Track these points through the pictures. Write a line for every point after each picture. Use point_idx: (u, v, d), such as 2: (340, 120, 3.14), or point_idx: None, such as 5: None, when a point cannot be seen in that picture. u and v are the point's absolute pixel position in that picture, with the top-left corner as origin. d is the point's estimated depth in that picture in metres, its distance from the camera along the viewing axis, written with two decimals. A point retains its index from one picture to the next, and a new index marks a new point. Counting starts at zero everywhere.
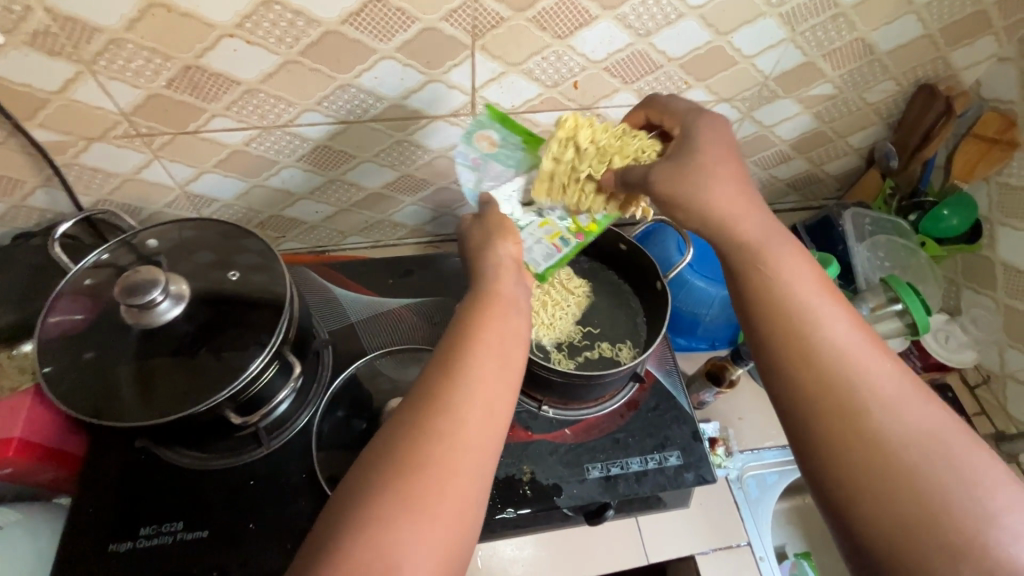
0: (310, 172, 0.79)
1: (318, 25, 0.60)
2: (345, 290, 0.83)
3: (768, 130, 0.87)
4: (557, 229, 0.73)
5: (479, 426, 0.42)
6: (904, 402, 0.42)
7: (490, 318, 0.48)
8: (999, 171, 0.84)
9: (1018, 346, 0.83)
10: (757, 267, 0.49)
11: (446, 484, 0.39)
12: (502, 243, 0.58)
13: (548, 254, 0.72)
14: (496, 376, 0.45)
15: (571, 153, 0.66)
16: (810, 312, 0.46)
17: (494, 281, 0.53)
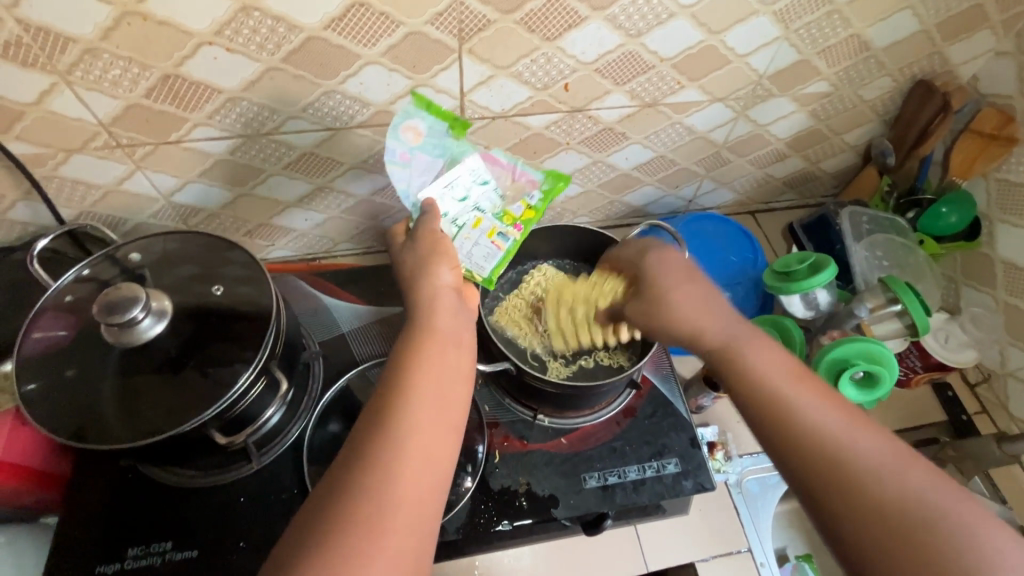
0: (297, 180, 0.77)
1: (300, 31, 0.58)
2: (336, 299, 0.81)
3: (762, 129, 0.86)
4: (493, 225, 0.71)
5: (412, 483, 0.41)
6: (908, 478, 0.41)
7: (426, 362, 0.47)
8: (997, 167, 0.83)
9: (1019, 344, 0.82)
10: (733, 363, 0.50)
11: (380, 549, 0.38)
12: (438, 270, 0.56)
13: (490, 255, 0.70)
14: (429, 427, 0.44)
15: (552, 316, 0.73)
16: (789, 399, 0.46)
17: (430, 318, 0.52)
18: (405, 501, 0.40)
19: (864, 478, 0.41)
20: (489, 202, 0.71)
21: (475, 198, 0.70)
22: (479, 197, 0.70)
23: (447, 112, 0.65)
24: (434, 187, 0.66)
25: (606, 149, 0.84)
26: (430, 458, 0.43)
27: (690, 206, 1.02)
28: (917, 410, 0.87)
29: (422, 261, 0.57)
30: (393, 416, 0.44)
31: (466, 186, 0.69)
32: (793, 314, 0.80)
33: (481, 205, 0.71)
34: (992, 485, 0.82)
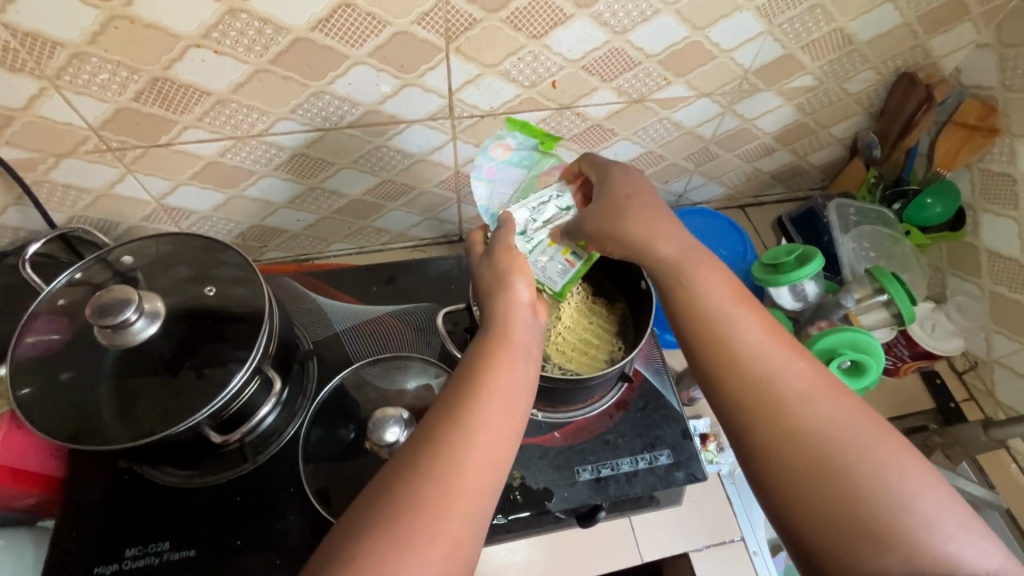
0: (288, 181, 0.78)
1: (288, 32, 0.58)
2: (330, 299, 0.82)
3: (749, 123, 0.87)
4: (572, 242, 0.67)
5: (473, 477, 0.42)
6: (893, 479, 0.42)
7: (498, 367, 0.47)
8: (980, 157, 0.84)
9: (1005, 332, 0.83)
10: (713, 325, 0.50)
11: (436, 533, 0.39)
12: (514, 286, 0.54)
13: (563, 271, 0.67)
14: (496, 428, 0.44)
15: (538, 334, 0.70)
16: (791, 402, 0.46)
17: (505, 323, 0.51)
18: (463, 494, 0.41)
19: (825, 458, 0.43)
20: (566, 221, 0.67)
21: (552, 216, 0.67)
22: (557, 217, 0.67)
23: (539, 129, 0.67)
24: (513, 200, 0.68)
25: (596, 146, 0.85)
26: (492, 461, 0.43)
27: (680, 201, 1.03)
28: (906, 399, 0.88)
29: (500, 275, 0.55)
30: (461, 411, 0.44)
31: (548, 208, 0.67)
32: (782, 305, 0.81)
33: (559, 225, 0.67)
34: (979, 471, 0.83)
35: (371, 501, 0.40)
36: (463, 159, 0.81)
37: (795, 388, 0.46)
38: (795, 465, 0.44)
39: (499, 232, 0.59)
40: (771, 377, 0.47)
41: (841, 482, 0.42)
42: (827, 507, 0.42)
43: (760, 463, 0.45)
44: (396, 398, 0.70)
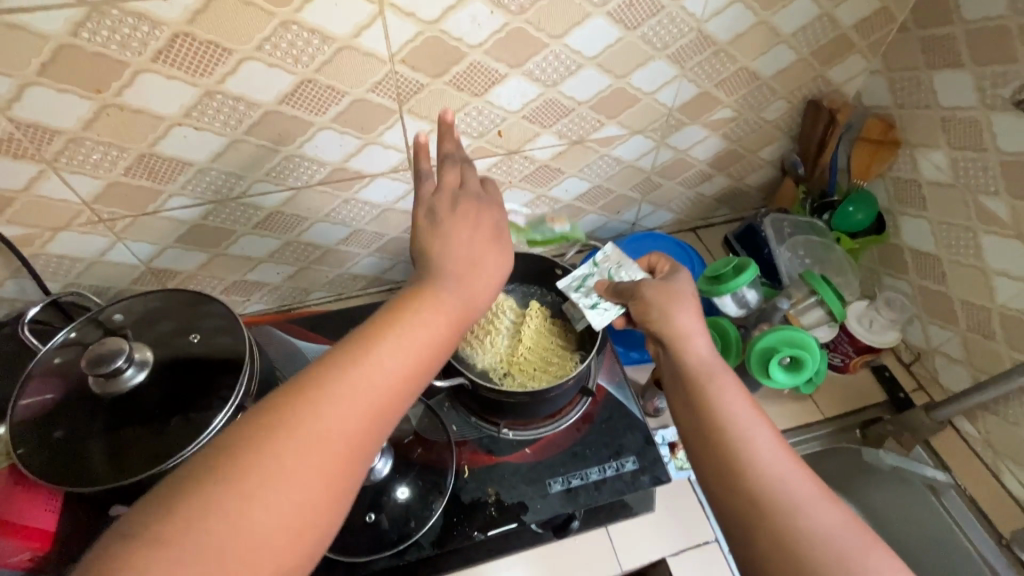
0: (267, 238, 0.85)
1: (258, 107, 0.67)
2: (309, 343, 0.87)
3: (683, 153, 0.97)
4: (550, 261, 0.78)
5: (352, 423, 0.44)
6: (815, 503, 0.47)
7: (410, 324, 0.50)
8: (890, 167, 0.94)
9: (937, 322, 0.90)
10: (693, 378, 0.57)
11: (295, 463, 0.41)
12: (478, 261, 0.58)
13: None
14: (391, 380, 0.47)
15: (492, 359, 0.76)
16: (743, 433, 0.51)
17: (449, 272, 0.56)
18: (354, 426, 0.44)
19: (773, 493, 0.47)
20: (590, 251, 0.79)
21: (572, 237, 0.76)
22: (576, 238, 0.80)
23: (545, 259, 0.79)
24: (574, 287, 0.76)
25: (547, 184, 0.94)
26: (385, 404, 0.46)
27: (635, 228, 1.11)
28: (859, 393, 0.94)
29: (466, 237, 0.59)
30: (382, 342, 0.48)
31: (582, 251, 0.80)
32: (728, 313, 0.86)
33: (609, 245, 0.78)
34: (934, 455, 0.87)
35: (264, 421, 0.42)
36: None
37: (742, 421, 0.52)
38: (734, 488, 0.49)
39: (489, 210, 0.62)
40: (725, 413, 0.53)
41: (767, 517, 0.47)
42: (758, 522, 0.47)
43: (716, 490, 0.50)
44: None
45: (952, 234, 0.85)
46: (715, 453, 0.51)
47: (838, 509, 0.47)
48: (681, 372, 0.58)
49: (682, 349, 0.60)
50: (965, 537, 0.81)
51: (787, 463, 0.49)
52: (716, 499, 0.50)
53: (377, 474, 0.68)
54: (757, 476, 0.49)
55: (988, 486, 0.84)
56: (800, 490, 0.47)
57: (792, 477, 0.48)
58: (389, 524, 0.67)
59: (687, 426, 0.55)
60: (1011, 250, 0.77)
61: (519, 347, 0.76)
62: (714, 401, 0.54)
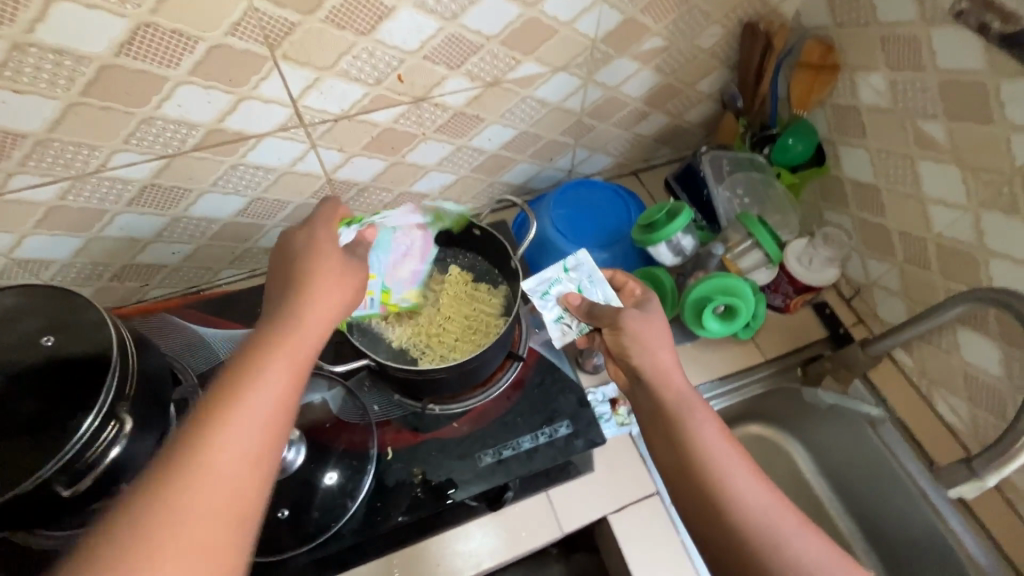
0: (148, 215, 0.75)
1: (90, 61, 0.56)
2: (213, 329, 0.79)
3: (614, 90, 0.89)
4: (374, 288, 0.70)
5: (240, 467, 0.42)
6: (797, 537, 0.50)
7: (268, 362, 0.46)
8: (830, 95, 0.87)
9: (877, 255, 0.88)
10: (675, 422, 0.56)
11: (189, 530, 0.38)
12: (328, 285, 0.54)
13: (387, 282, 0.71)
14: (269, 412, 0.44)
15: (410, 337, 0.70)
16: (728, 475, 0.52)
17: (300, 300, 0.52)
18: (244, 472, 0.42)
19: (758, 535, 0.50)
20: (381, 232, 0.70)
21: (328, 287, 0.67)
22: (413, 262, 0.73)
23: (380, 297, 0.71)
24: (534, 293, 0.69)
25: (466, 134, 0.85)
26: (269, 439, 0.44)
27: (571, 175, 1.04)
28: (800, 332, 0.93)
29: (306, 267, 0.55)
30: (243, 385, 0.44)
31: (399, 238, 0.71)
32: (664, 262, 0.81)
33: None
34: (873, 389, 0.87)
35: (136, 506, 0.38)
36: (332, 166, 0.80)
37: (725, 460, 0.53)
38: (721, 533, 0.52)
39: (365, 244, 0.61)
40: (707, 457, 0.53)
41: (756, 561, 0.49)
42: (748, 564, 0.50)
43: (706, 531, 0.53)
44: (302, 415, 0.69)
45: (891, 162, 0.81)
46: (701, 499, 0.53)
47: (815, 536, 0.50)
48: (660, 408, 0.58)
49: (663, 382, 0.58)
50: (895, 460, 0.83)
51: (770, 501, 0.52)
52: (704, 538, 0.53)
53: (289, 465, 0.65)
54: (741, 520, 0.51)
55: (921, 414, 0.85)
56: (783, 525, 0.50)
57: (773, 510, 0.51)
58: (307, 518, 0.63)
59: (671, 464, 0.56)
60: (949, 177, 0.74)
61: (439, 320, 0.71)
62: (699, 442, 0.54)
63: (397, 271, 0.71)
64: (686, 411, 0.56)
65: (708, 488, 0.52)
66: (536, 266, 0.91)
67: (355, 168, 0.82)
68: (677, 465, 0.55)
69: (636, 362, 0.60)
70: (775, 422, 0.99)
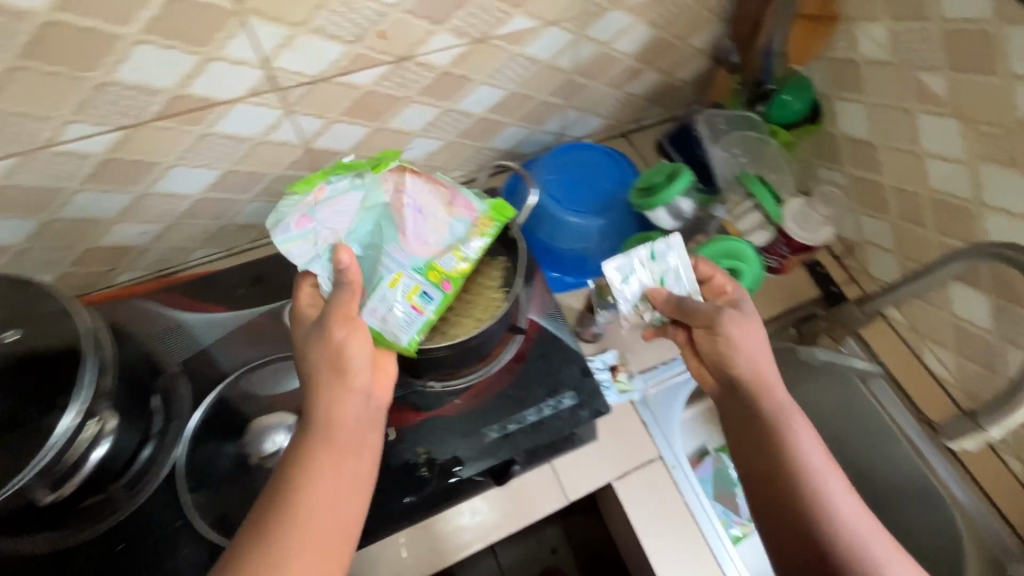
0: (111, 193, 0.69)
1: (28, 16, 0.49)
2: (191, 312, 0.72)
3: (607, 47, 0.85)
4: (414, 283, 0.59)
5: None
6: (855, 520, 0.53)
7: (316, 479, 0.47)
8: (827, 47, 0.85)
9: (870, 212, 0.87)
10: (750, 405, 0.59)
11: None
12: (345, 378, 0.50)
13: (440, 231, 0.61)
14: (318, 531, 0.45)
15: None
16: (800, 457, 0.55)
17: (323, 405, 0.50)
18: None
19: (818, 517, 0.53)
20: (354, 220, 0.59)
21: (365, 314, 0.56)
22: (431, 223, 0.61)
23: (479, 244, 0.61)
24: (611, 272, 0.65)
25: (453, 96, 0.80)
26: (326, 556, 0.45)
27: (561, 139, 1.00)
28: (795, 292, 0.93)
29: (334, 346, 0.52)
30: (293, 510, 0.45)
31: (396, 210, 0.60)
32: (662, 227, 0.79)
33: (292, 232, 0.56)
34: (864, 346, 0.90)
35: None
36: (310, 134, 0.74)
37: (793, 448, 0.56)
38: (782, 514, 0.55)
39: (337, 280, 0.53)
40: (774, 442, 0.56)
41: (818, 544, 0.53)
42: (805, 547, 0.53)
43: (770, 512, 0.56)
44: (297, 400, 0.67)
45: (889, 117, 0.80)
46: (768, 479, 0.57)
47: (868, 520, 0.53)
48: (735, 394, 0.60)
49: (734, 364, 0.59)
50: (881, 411, 0.86)
51: (833, 482, 0.55)
52: (764, 521, 0.57)
53: None
54: (804, 503, 0.54)
55: (910, 368, 0.87)
56: (844, 508, 0.53)
57: (836, 495, 0.54)
58: None
59: (739, 445, 0.60)
60: (947, 130, 0.73)
61: None
62: (773, 424, 0.57)
63: (420, 248, 0.60)
64: (785, 421, 0.57)
65: (777, 467, 0.56)
66: (530, 236, 0.88)
67: (336, 136, 0.77)
68: (748, 446, 0.59)
69: (707, 344, 0.61)
70: None
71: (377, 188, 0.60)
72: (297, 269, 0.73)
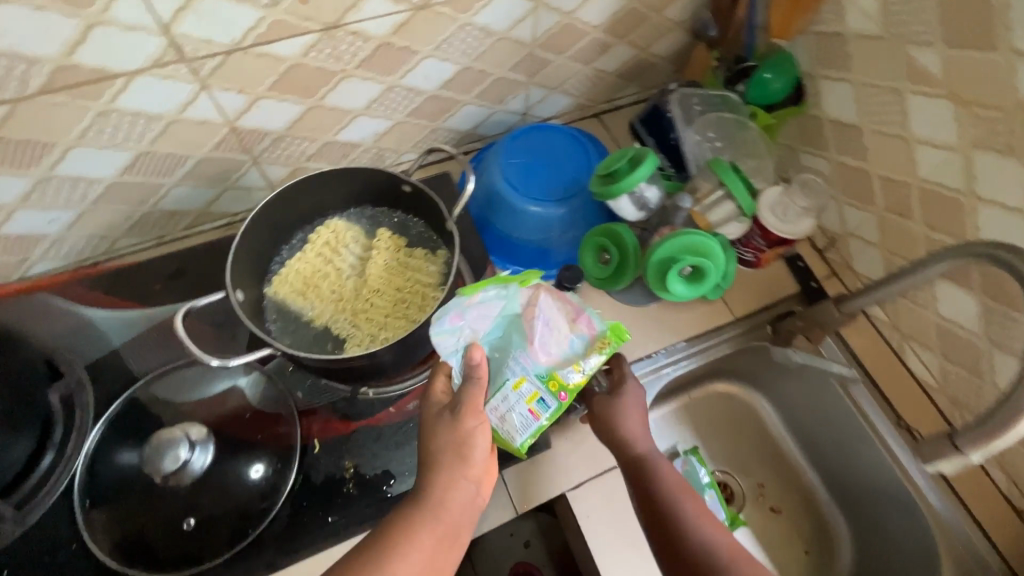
0: (5, 176, 0.62)
1: None
2: (103, 311, 0.65)
3: (570, 17, 0.77)
4: (534, 388, 0.56)
5: None
6: None
7: (398, 560, 0.45)
8: (812, 20, 0.78)
9: (855, 203, 0.81)
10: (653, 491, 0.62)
11: None
12: (476, 443, 0.49)
13: (559, 345, 0.56)
14: None
15: (330, 316, 0.60)
16: (698, 534, 0.58)
17: (446, 487, 0.48)
18: None
19: None
20: (493, 327, 0.56)
21: (487, 412, 0.57)
22: (556, 337, 0.55)
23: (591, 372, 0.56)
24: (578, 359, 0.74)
25: (398, 70, 0.72)
26: None
27: (527, 119, 0.93)
28: (773, 288, 0.86)
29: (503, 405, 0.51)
30: None
31: (527, 321, 0.55)
32: (626, 219, 0.73)
33: (443, 327, 0.55)
34: (844, 345, 0.83)
35: None
36: (234, 112, 0.67)
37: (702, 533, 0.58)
38: None
39: (467, 379, 0.51)
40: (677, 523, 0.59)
41: None
42: None
43: None
44: (216, 405, 0.61)
45: (877, 98, 0.72)
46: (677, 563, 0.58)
47: None
48: (637, 481, 0.63)
49: (639, 460, 0.64)
50: (861, 415, 0.79)
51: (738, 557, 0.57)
52: None
53: (193, 469, 0.56)
54: None
55: (890, 370, 0.82)
56: None
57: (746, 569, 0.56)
58: (220, 524, 0.55)
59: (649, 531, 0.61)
60: (938, 112, 0.66)
61: (367, 293, 0.61)
62: (673, 508, 0.60)
63: (544, 356, 0.55)
64: (645, 469, 0.63)
65: (682, 550, 0.58)
66: (487, 226, 0.81)
67: (264, 114, 0.69)
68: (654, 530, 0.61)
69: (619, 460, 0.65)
70: (743, 379, 0.94)
71: (514, 299, 0.57)
72: (273, 306, 0.61)
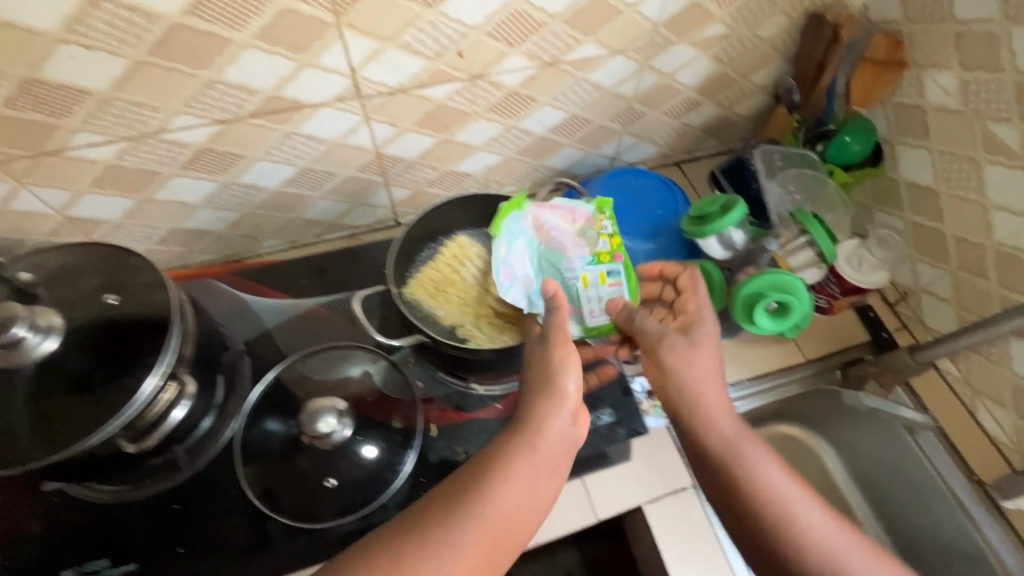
0: (200, 180, 0.75)
1: (160, 19, 0.55)
2: (256, 296, 0.77)
3: (669, 78, 0.87)
4: (588, 271, 0.72)
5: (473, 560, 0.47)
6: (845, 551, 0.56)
7: (513, 470, 0.51)
8: (893, 92, 0.85)
9: (928, 260, 0.86)
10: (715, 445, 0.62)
11: None
12: (567, 380, 0.57)
13: (573, 241, 0.73)
14: (502, 515, 0.49)
15: (457, 315, 0.70)
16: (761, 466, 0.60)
17: (543, 410, 0.55)
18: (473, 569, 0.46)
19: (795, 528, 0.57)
20: (531, 261, 0.72)
21: (588, 316, 0.71)
22: (571, 236, 0.73)
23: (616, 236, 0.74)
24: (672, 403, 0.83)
25: (518, 114, 0.84)
26: (502, 541, 0.49)
27: (615, 163, 1.03)
28: (844, 334, 0.91)
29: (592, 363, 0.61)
30: (483, 485, 0.50)
31: (546, 239, 0.73)
32: (712, 255, 0.80)
33: (507, 285, 0.67)
34: (915, 396, 0.86)
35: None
36: (382, 140, 0.79)
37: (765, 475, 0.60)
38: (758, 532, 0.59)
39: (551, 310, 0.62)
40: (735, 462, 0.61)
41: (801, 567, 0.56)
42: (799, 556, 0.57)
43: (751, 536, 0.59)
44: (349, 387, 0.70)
45: (954, 165, 0.79)
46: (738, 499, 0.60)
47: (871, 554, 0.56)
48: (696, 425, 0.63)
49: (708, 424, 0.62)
50: (935, 472, 0.81)
51: (803, 501, 0.59)
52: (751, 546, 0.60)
53: (336, 438, 0.64)
54: (791, 536, 0.57)
55: (961, 422, 0.84)
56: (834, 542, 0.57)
57: (809, 511, 0.58)
58: (352, 489, 0.63)
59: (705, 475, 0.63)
60: (1017, 183, 0.72)
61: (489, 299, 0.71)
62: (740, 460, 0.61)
63: (574, 249, 0.73)
64: (721, 441, 0.61)
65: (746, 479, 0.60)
66: None
67: (405, 144, 0.81)
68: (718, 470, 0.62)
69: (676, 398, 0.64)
70: (806, 422, 0.99)
71: (523, 228, 0.72)
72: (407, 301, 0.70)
